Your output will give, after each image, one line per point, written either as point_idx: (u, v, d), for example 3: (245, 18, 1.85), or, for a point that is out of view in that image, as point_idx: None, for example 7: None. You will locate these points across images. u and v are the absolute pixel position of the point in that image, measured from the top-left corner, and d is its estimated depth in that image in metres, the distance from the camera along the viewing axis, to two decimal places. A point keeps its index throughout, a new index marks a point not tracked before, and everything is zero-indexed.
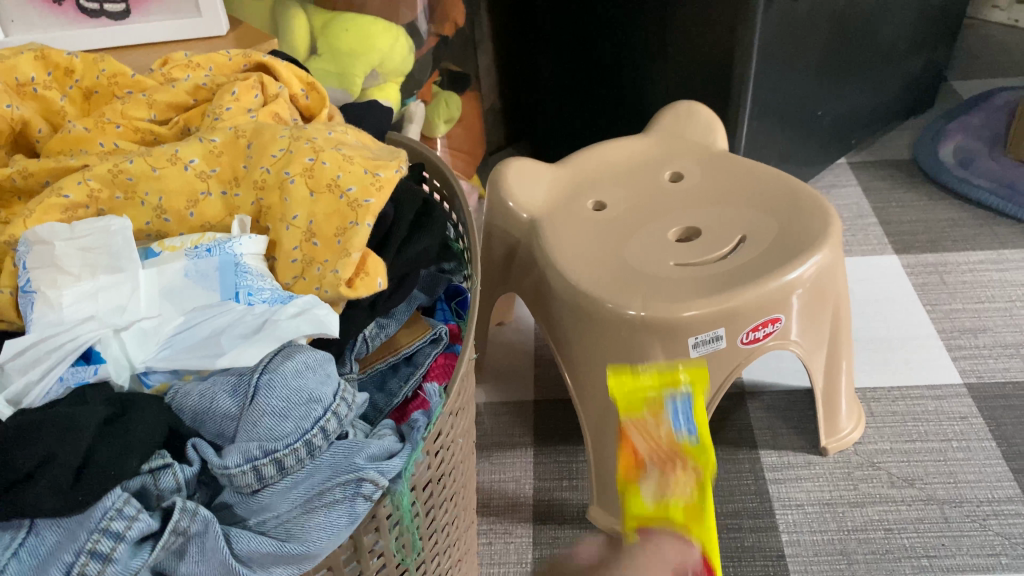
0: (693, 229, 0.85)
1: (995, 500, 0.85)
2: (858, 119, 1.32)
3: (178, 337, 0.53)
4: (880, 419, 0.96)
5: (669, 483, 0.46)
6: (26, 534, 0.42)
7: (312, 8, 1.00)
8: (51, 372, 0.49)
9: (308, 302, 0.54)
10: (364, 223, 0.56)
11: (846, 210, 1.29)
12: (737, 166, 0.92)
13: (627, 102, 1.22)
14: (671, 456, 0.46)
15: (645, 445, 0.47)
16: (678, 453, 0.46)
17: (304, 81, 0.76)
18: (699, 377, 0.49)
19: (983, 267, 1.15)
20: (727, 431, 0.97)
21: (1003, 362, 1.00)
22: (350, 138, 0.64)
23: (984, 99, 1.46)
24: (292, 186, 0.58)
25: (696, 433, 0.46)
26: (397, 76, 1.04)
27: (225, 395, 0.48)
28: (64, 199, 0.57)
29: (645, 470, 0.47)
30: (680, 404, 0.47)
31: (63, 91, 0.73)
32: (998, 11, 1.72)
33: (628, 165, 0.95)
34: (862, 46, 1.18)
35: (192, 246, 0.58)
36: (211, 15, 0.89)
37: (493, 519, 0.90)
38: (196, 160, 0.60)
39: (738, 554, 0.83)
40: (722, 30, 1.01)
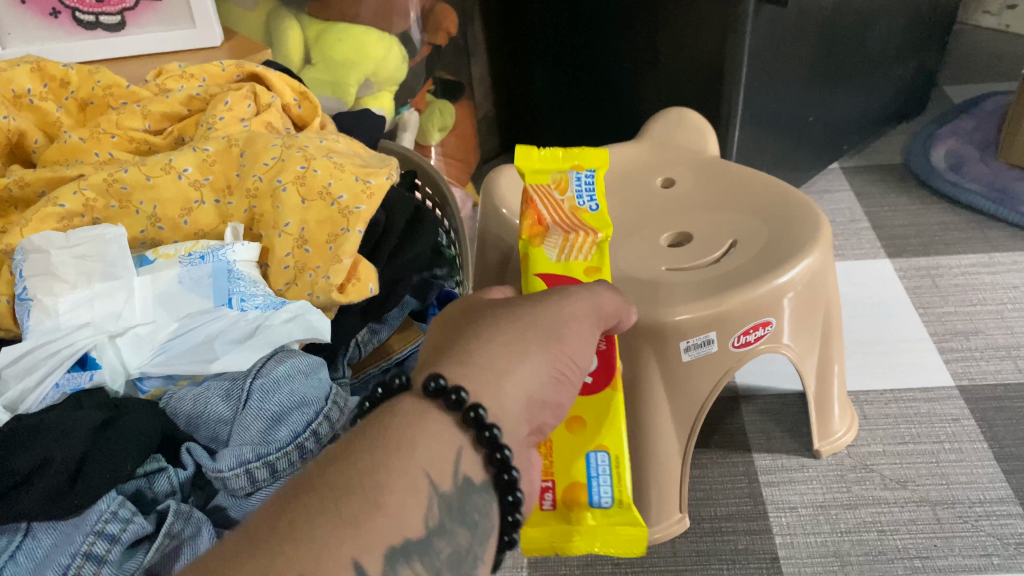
0: (685, 234, 0.86)
1: (987, 501, 0.86)
2: (849, 124, 1.33)
3: (173, 342, 0.55)
4: (872, 421, 0.96)
5: (572, 241, 0.63)
6: (23, 536, 0.44)
7: (306, 18, 1.01)
8: (46, 379, 0.51)
9: (301, 307, 0.56)
10: (355, 230, 0.58)
11: (839, 215, 1.29)
12: (728, 171, 0.93)
13: (619, 109, 1.23)
14: (572, 216, 0.64)
15: (550, 209, 0.65)
16: (579, 221, 0.64)
17: (297, 91, 0.77)
18: (594, 162, 0.68)
19: (975, 270, 1.15)
20: (720, 435, 0.98)
21: (995, 364, 1.01)
22: (342, 146, 0.67)
23: (975, 104, 1.47)
24: (284, 193, 0.60)
25: (593, 205, 0.65)
26: (391, 85, 1.05)
27: (219, 399, 0.49)
28: (60, 209, 0.59)
29: (550, 227, 0.63)
30: (580, 178, 0.67)
31: (59, 102, 0.73)
32: (988, 16, 1.73)
33: (619, 171, 0.96)
34: (851, 52, 1.20)
35: (186, 253, 0.59)
36: (205, 25, 0.90)
37: None
38: (190, 169, 0.62)
39: (732, 557, 0.84)
40: (712, 37, 1.02)
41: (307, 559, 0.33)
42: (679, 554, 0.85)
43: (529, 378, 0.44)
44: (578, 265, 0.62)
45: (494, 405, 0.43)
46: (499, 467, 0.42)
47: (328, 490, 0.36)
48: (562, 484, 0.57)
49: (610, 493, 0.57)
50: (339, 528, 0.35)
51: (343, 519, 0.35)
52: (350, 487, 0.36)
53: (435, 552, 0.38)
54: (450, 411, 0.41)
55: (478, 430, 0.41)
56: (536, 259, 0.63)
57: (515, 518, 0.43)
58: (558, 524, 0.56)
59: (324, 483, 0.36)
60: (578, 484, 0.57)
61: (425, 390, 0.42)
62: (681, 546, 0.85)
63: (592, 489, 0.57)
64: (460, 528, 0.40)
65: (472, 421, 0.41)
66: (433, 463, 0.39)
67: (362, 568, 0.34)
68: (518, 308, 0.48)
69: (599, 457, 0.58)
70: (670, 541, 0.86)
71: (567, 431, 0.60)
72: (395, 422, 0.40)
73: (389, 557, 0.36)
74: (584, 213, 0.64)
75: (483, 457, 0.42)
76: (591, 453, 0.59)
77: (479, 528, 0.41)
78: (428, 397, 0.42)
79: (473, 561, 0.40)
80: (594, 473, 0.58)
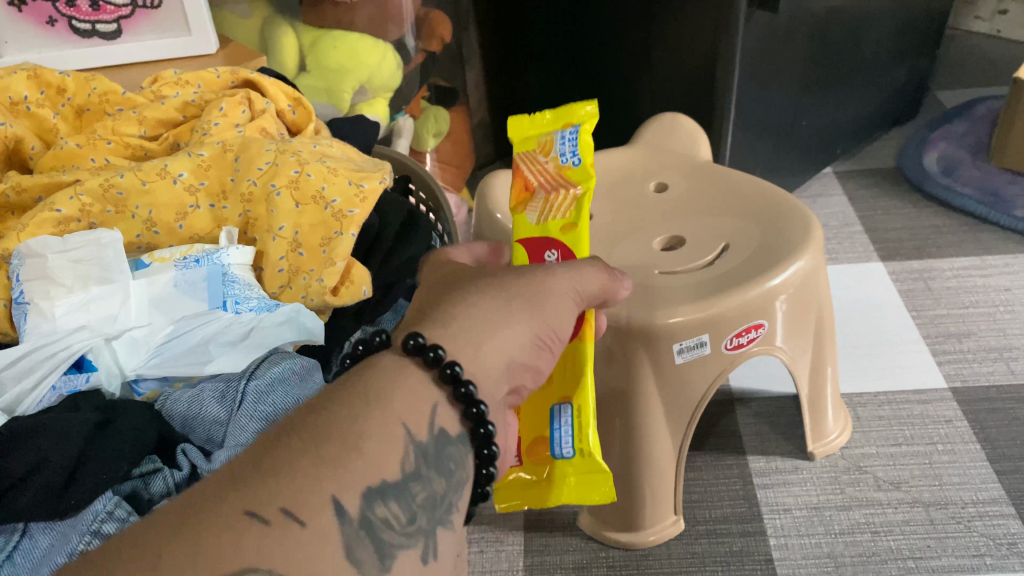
0: (677, 238, 0.86)
1: (979, 502, 0.86)
2: (842, 129, 1.33)
3: (168, 345, 0.56)
4: (866, 423, 0.97)
5: (552, 202, 0.60)
6: (19, 537, 0.44)
7: (301, 25, 1.01)
8: (44, 382, 0.52)
9: (294, 309, 0.58)
10: (348, 233, 0.60)
11: (832, 219, 1.30)
12: (720, 176, 0.94)
13: (613, 114, 1.24)
14: (557, 176, 0.61)
15: (535, 170, 0.62)
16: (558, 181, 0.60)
17: (291, 97, 0.78)
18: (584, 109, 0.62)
19: (967, 273, 1.16)
20: (715, 438, 0.98)
21: (987, 365, 1.01)
22: (336, 151, 0.68)
23: (967, 109, 1.48)
24: (278, 198, 0.61)
25: (578, 160, 0.60)
26: (385, 91, 1.06)
27: (214, 401, 0.50)
28: (56, 214, 0.60)
29: (536, 189, 0.61)
30: (566, 134, 0.62)
31: (56, 109, 0.74)
32: (979, 21, 1.75)
33: (613, 177, 0.97)
34: (843, 57, 1.20)
35: (181, 257, 0.60)
36: (201, 34, 0.91)
37: (485, 528, 0.91)
38: (185, 174, 0.63)
39: (727, 559, 0.84)
40: (705, 42, 1.02)
41: (289, 496, 0.32)
42: (674, 556, 0.85)
43: (509, 343, 0.44)
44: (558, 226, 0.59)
45: (471, 364, 0.42)
46: (474, 423, 0.42)
47: (310, 433, 0.35)
48: (530, 441, 0.57)
49: (570, 445, 0.56)
50: (319, 468, 0.33)
51: (324, 461, 0.34)
52: (331, 433, 0.35)
53: (411, 497, 0.37)
54: (429, 368, 0.40)
55: (455, 387, 0.41)
56: (519, 223, 0.61)
57: (490, 472, 0.43)
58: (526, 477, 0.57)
59: (306, 427, 0.35)
60: (545, 438, 0.57)
61: (405, 348, 0.40)
62: (676, 548, 0.86)
63: (555, 442, 0.56)
64: (436, 477, 0.39)
65: (449, 378, 0.40)
66: (411, 414, 0.38)
67: (341, 508, 0.34)
68: (503, 274, 0.47)
69: (565, 414, 0.56)
70: (665, 543, 0.86)
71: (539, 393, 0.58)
72: (377, 377, 0.39)
73: (368, 498, 0.35)
74: (572, 170, 0.60)
75: (461, 412, 0.41)
76: (556, 407, 0.57)
77: (453, 479, 0.41)
78: (409, 354, 0.40)
79: (447, 509, 0.40)
80: (557, 428, 0.56)
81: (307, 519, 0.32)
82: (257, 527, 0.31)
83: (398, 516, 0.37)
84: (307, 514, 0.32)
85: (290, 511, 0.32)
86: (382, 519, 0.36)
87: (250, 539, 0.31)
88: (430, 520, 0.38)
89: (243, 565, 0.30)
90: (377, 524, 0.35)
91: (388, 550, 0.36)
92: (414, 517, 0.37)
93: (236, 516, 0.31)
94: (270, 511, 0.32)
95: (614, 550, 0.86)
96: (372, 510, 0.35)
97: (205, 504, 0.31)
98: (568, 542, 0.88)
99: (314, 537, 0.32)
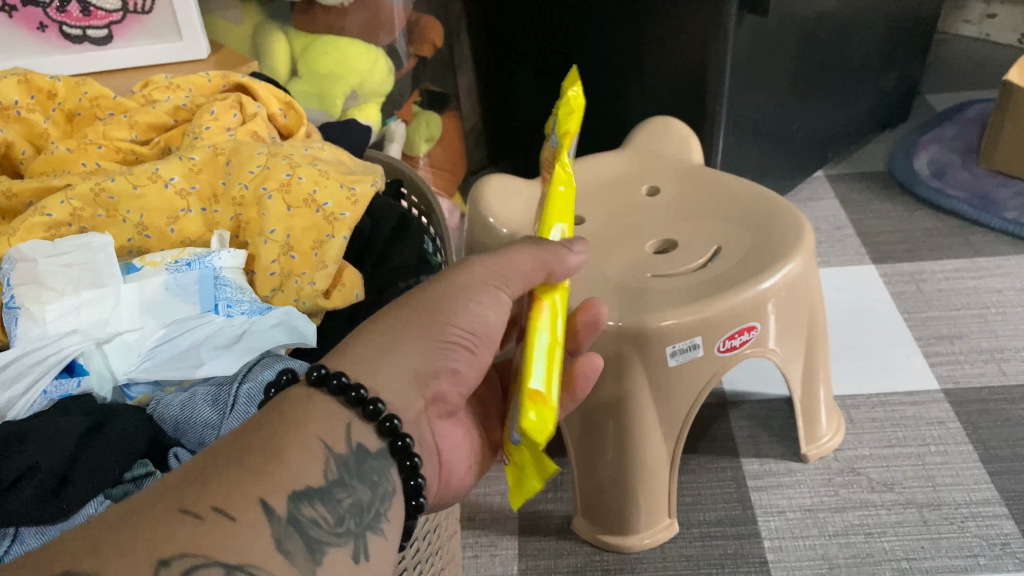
0: (669, 241, 0.86)
1: (973, 502, 0.86)
2: (833, 132, 1.34)
3: (158, 350, 0.56)
4: (858, 425, 0.97)
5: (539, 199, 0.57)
6: (9, 542, 0.44)
7: (293, 33, 1.02)
8: (35, 386, 0.52)
9: (285, 313, 0.58)
10: (339, 236, 0.61)
11: (824, 222, 1.31)
12: (711, 180, 0.94)
13: (605, 119, 1.24)
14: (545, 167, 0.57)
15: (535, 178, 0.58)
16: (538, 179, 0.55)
17: (282, 102, 0.78)
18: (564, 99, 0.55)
19: (959, 275, 1.16)
20: (709, 441, 0.98)
21: (980, 367, 1.02)
22: (328, 154, 0.68)
23: (957, 112, 1.49)
24: (269, 201, 0.62)
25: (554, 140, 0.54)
26: (376, 97, 1.06)
27: (206, 404, 0.50)
28: (47, 218, 0.60)
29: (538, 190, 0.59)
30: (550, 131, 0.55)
31: (46, 114, 0.74)
32: (968, 25, 1.76)
33: (605, 181, 0.97)
34: (833, 61, 1.21)
35: (172, 261, 0.60)
36: (191, 38, 0.91)
37: (478, 532, 0.90)
38: (177, 179, 0.63)
39: (721, 562, 0.84)
40: (695, 47, 1.03)
41: (218, 496, 0.35)
42: (669, 559, 0.85)
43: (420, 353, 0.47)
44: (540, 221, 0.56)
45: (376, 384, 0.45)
46: (392, 436, 0.44)
47: (231, 454, 0.38)
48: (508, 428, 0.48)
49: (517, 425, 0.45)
50: (244, 474, 0.37)
51: (248, 469, 0.37)
52: (251, 448, 0.38)
53: (336, 501, 0.39)
54: (335, 396, 0.42)
55: (363, 406, 0.43)
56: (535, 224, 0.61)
57: (418, 482, 0.44)
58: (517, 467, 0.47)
59: (232, 446, 0.38)
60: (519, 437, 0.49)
61: (308, 379, 0.43)
62: (670, 551, 0.86)
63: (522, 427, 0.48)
64: (360, 486, 0.41)
65: (356, 401, 0.42)
66: (326, 430, 0.41)
67: (268, 507, 0.36)
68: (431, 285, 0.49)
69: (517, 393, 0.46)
70: (659, 547, 0.86)
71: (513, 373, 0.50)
72: (286, 405, 0.42)
73: (294, 500, 0.37)
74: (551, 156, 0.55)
75: (375, 427, 0.43)
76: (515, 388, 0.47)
77: (380, 490, 0.42)
78: (312, 385, 0.43)
79: (376, 518, 0.41)
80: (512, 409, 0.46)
81: (236, 514, 0.35)
82: (190, 522, 0.34)
83: (325, 517, 0.38)
84: (235, 510, 0.35)
85: (221, 509, 0.35)
86: (309, 518, 0.37)
87: (183, 531, 0.34)
88: (358, 525, 0.40)
89: (177, 553, 0.33)
90: (305, 522, 0.37)
91: (317, 546, 0.37)
92: (342, 520, 0.39)
93: (168, 514, 0.34)
94: (201, 508, 0.35)
95: (608, 554, 0.86)
96: (299, 509, 0.37)
97: (140, 509, 0.34)
98: (562, 546, 0.88)
99: (245, 529, 0.35)
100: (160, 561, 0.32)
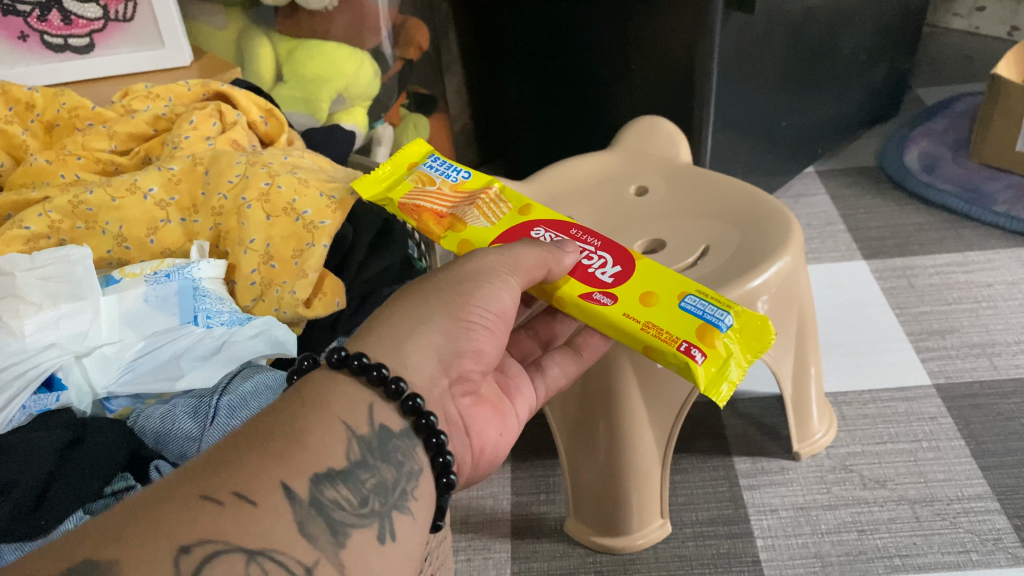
0: (658, 241, 0.86)
1: (965, 498, 0.86)
2: (823, 129, 1.34)
3: (139, 361, 0.56)
4: (852, 422, 0.97)
5: (484, 206, 0.61)
6: None
7: (277, 36, 1.01)
8: (14, 400, 0.51)
9: (265, 322, 0.59)
10: (320, 244, 0.61)
11: (815, 218, 1.30)
12: (699, 178, 0.94)
13: (594, 118, 1.24)
14: (456, 194, 0.62)
15: (436, 201, 0.61)
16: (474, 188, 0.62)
17: (263, 108, 0.78)
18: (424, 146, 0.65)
19: (950, 269, 1.16)
20: (702, 440, 0.98)
21: (971, 361, 1.02)
22: (308, 161, 0.68)
23: (946, 106, 1.49)
24: (249, 211, 0.62)
25: (467, 174, 0.64)
26: (363, 100, 1.05)
27: (187, 417, 0.50)
28: (25, 231, 0.60)
29: (455, 211, 0.61)
30: (432, 165, 0.64)
31: (25, 125, 0.74)
32: (958, 19, 1.76)
33: (594, 180, 0.97)
34: (821, 56, 1.21)
35: (151, 272, 0.61)
36: (175, 46, 0.91)
37: (471, 536, 0.90)
38: (155, 189, 0.63)
39: (714, 561, 0.84)
40: (682, 45, 1.03)
41: (241, 480, 0.35)
42: (662, 560, 0.85)
43: (438, 335, 0.47)
44: (515, 215, 0.60)
45: (404, 365, 0.45)
46: (415, 415, 0.43)
47: (251, 438, 0.38)
48: (692, 338, 0.52)
49: (724, 311, 0.54)
50: (265, 458, 0.36)
51: (271, 454, 0.37)
52: (272, 432, 0.38)
53: (360, 482, 0.39)
54: (356, 375, 0.42)
55: (385, 385, 0.43)
56: (478, 233, 0.59)
57: (446, 459, 0.43)
58: (714, 360, 0.52)
59: (247, 431, 0.38)
60: (702, 324, 0.53)
61: (328, 361, 0.43)
62: (663, 551, 0.86)
63: (711, 318, 0.53)
64: (383, 466, 0.41)
65: (378, 380, 0.42)
66: (348, 412, 0.41)
67: (290, 490, 0.36)
68: (425, 287, 0.49)
69: (690, 299, 0.54)
70: (652, 546, 0.86)
71: (644, 303, 0.55)
72: (309, 386, 0.42)
73: (316, 482, 0.37)
74: (465, 183, 0.63)
75: (398, 407, 0.43)
76: (681, 301, 0.54)
77: (405, 469, 0.42)
78: (333, 367, 0.43)
79: (402, 496, 0.41)
80: (699, 309, 0.54)
81: (258, 500, 0.35)
82: (212, 508, 0.34)
83: (348, 498, 0.38)
84: (257, 495, 0.35)
85: (242, 494, 0.35)
86: (332, 500, 0.37)
87: (205, 516, 0.33)
88: (383, 505, 0.39)
89: (198, 539, 0.33)
90: (328, 505, 0.37)
91: (340, 528, 0.37)
92: (365, 500, 0.39)
93: (190, 500, 0.34)
94: (223, 494, 0.34)
95: (602, 555, 0.86)
96: (321, 492, 0.37)
97: (155, 503, 0.34)
98: (556, 547, 0.88)
99: (267, 514, 0.35)
100: (181, 547, 0.32)
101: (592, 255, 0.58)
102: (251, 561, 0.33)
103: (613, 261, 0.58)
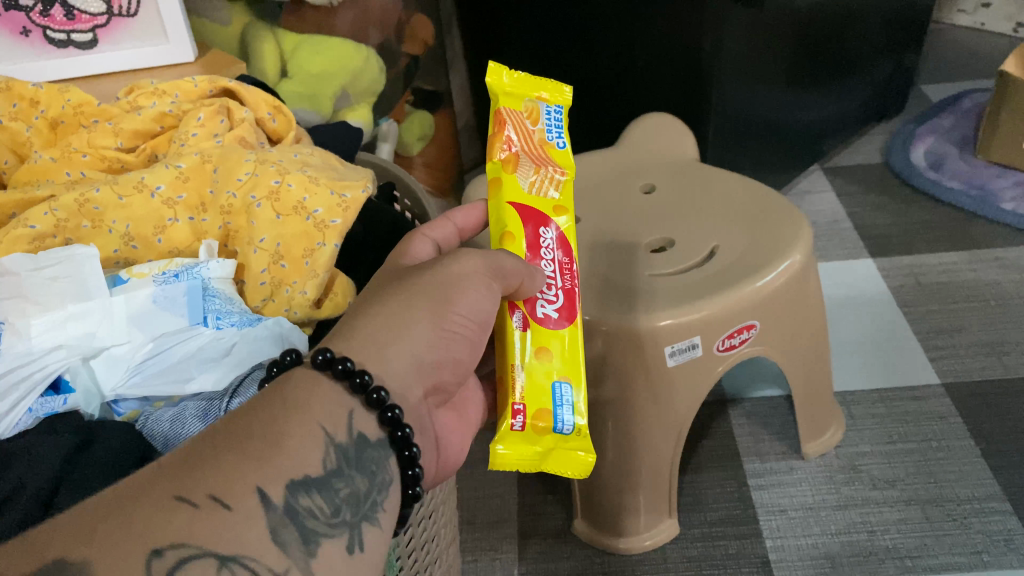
0: (667, 240, 0.84)
1: (976, 498, 0.85)
2: (830, 125, 1.33)
3: (148, 363, 0.56)
4: (860, 422, 0.96)
5: (543, 174, 0.56)
6: None
7: (281, 32, 1.00)
8: (19, 405, 0.51)
9: (278, 323, 0.58)
10: (330, 243, 0.61)
11: (821, 216, 1.30)
12: (707, 177, 0.93)
13: (600, 114, 1.23)
14: (540, 149, 0.58)
15: (522, 134, 0.58)
16: (547, 154, 0.58)
17: (271, 105, 0.77)
18: (560, 99, 0.61)
19: (958, 267, 1.15)
20: (709, 440, 0.98)
21: (980, 360, 1.01)
22: (317, 159, 0.67)
23: (952, 104, 1.49)
24: (259, 210, 0.61)
25: (562, 142, 0.59)
26: (368, 96, 1.08)
27: (195, 419, 0.50)
28: (31, 230, 0.59)
29: (522, 155, 0.57)
30: (550, 112, 0.60)
31: (29, 122, 0.73)
32: (963, 15, 1.75)
33: (601, 176, 0.96)
34: (828, 52, 1.20)
35: (159, 273, 0.60)
36: (179, 40, 0.90)
37: (477, 536, 0.89)
38: (163, 187, 0.63)
39: (723, 562, 0.83)
40: (688, 38, 1.01)
41: (215, 483, 0.34)
42: (670, 560, 0.84)
43: (417, 341, 0.46)
44: (550, 207, 0.55)
45: (382, 373, 0.44)
46: (393, 426, 0.42)
47: (230, 437, 0.36)
48: (533, 408, 0.51)
49: (573, 419, 0.52)
50: (242, 461, 0.35)
51: (247, 456, 0.36)
52: (251, 433, 0.37)
53: (334, 491, 0.38)
54: (339, 380, 0.41)
55: (367, 393, 0.42)
56: (509, 188, 0.55)
57: (416, 472, 0.43)
58: (524, 444, 0.51)
59: (227, 433, 0.37)
60: (545, 411, 0.51)
61: (313, 362, 0.41)
62: (672, 552, 0.85)
63: (557, 416, 0.51)
64: (358, 476, 0.40)
65: (361, 387, 0.41)
66: (328, 416, 0.40)
67: (266, 496, 0.35)
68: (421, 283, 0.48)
69: (564, 394, 0.52)
70: (661, 547, 0.85)
71: (534, 359, 0.52)
72: (289, 385, 0.40)
73: (291, 489, 0.36)
74: (551, 151, 0.59)
75: (377, 416, 0.42)
76: (557, 382, 0.52)
77: (377, 480, 0.41)
78: (317, 368, 0.41)
79: (373, 507, 0.40)
80: (559, 403, 0.52)
81: (233, 504, 0.34)
82: (187, 510, 0.33)
83: (321, 508, 0.37)
84: (233, 499, 0.34)
85: (217, 497, 0.34)
86: (306, 509, 0.36)
87: (180, 518, 0.32)
88: (355, 515, 0.39)
89: (170, 542, 0.32)
90: (302, 512, 0.36)
91: (311, 537, 0.36)
92: (338, 509, 0.38)
93: (164, 501, 0.33)
94: (198, 496, 0.33)
95: (608, 555, 0.86)
96: (296, 499, 0.36)
97: (134, 496, 0.33)
98: (563, 549, 0.87)
99: (241, 520, 0.34)
100: (153, 550, 0.31)
101: (552, 286, 0.53)
102: (223, 566, 0.32)
103: (559, 304, 0.53)
